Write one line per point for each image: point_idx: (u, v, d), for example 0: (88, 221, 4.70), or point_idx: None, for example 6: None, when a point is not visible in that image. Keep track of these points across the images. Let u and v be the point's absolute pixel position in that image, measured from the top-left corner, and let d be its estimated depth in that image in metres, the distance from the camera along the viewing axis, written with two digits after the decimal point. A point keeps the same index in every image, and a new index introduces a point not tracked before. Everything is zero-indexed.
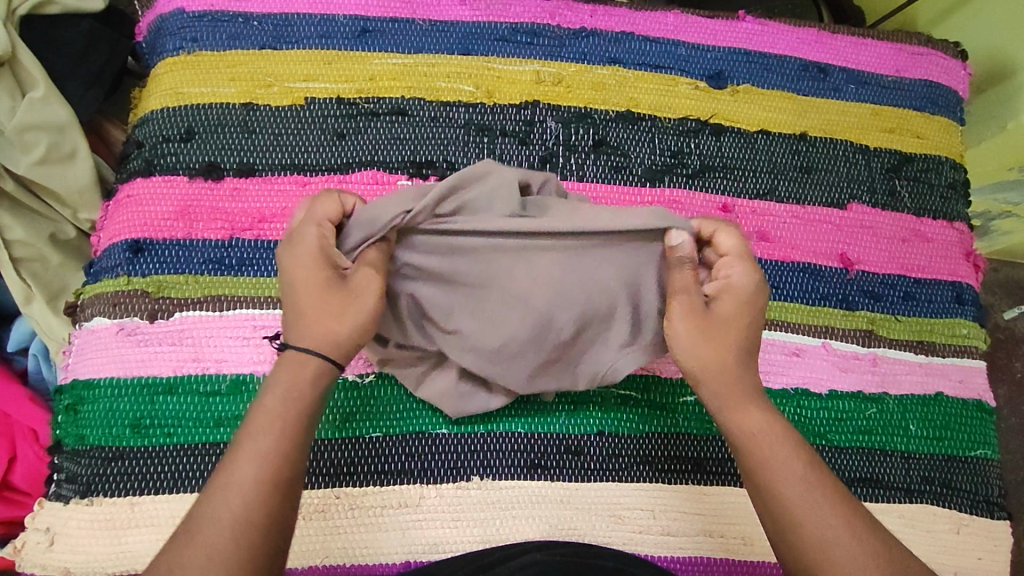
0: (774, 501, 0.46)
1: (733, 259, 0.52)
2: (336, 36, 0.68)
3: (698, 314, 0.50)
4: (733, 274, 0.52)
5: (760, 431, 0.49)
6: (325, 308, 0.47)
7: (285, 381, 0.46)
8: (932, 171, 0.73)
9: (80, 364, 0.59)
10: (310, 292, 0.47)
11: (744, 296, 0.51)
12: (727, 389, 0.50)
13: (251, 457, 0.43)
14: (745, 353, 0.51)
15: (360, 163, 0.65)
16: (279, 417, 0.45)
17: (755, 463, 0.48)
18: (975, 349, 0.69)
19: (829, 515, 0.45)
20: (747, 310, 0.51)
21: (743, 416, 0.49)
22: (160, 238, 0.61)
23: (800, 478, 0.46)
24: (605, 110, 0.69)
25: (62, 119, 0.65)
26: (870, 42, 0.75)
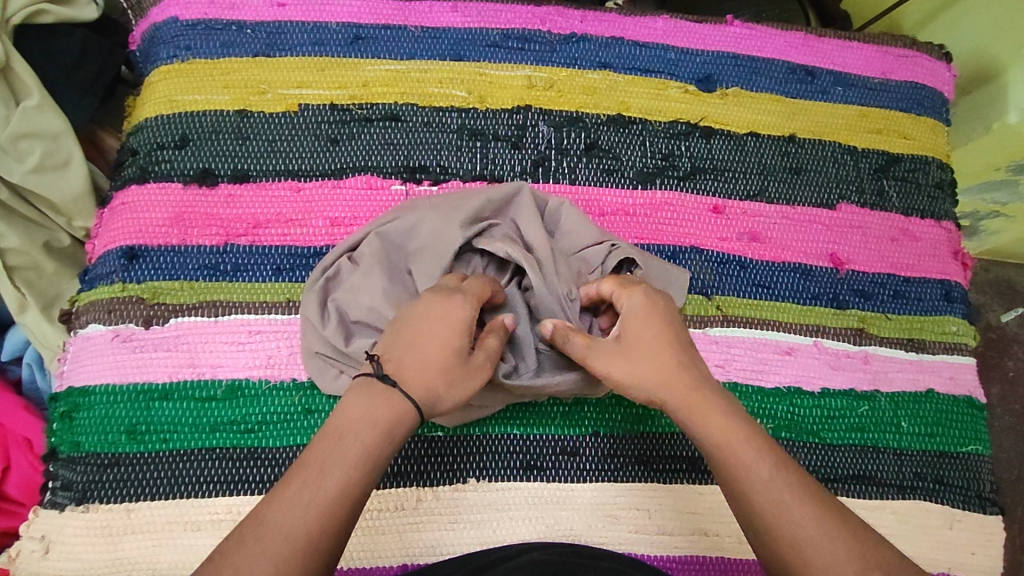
0: (750, 508, 0.45)
1: (618, 291, 0.55)
2: (329, 43, 0.68)
3: (640, 321, 0.52)
4: (654, 281, 0.54)
5: (726, 436, 0.47)
6: (448, 371, 0.48)
7: (377, 415, 0.45)
8: (920, 171, 0.74)
9: (75, 371, 0.59)
10: (439, 345, 0.48)
11: (670, 296, 0.54)
12: (684, 393, 0.49)
13: (337, 486, 0.43)
14: (682, 355, 0.51)
15: (354, 169, 0.65)
16: (367, 451, 0.44)
17: (723, 468, 0.47)
18: (964, 346, 0.70)
19: (798, 514, 0.44)
20: (672, 312, 0.53)
21: (707, 418, 0.48)
22: (155, 244, 0.61)
23: (770, 482, 0.45)
24: (596, 114, 0.70)
25: (56, 127, 0.66)
26: (856, 45, 0.77)
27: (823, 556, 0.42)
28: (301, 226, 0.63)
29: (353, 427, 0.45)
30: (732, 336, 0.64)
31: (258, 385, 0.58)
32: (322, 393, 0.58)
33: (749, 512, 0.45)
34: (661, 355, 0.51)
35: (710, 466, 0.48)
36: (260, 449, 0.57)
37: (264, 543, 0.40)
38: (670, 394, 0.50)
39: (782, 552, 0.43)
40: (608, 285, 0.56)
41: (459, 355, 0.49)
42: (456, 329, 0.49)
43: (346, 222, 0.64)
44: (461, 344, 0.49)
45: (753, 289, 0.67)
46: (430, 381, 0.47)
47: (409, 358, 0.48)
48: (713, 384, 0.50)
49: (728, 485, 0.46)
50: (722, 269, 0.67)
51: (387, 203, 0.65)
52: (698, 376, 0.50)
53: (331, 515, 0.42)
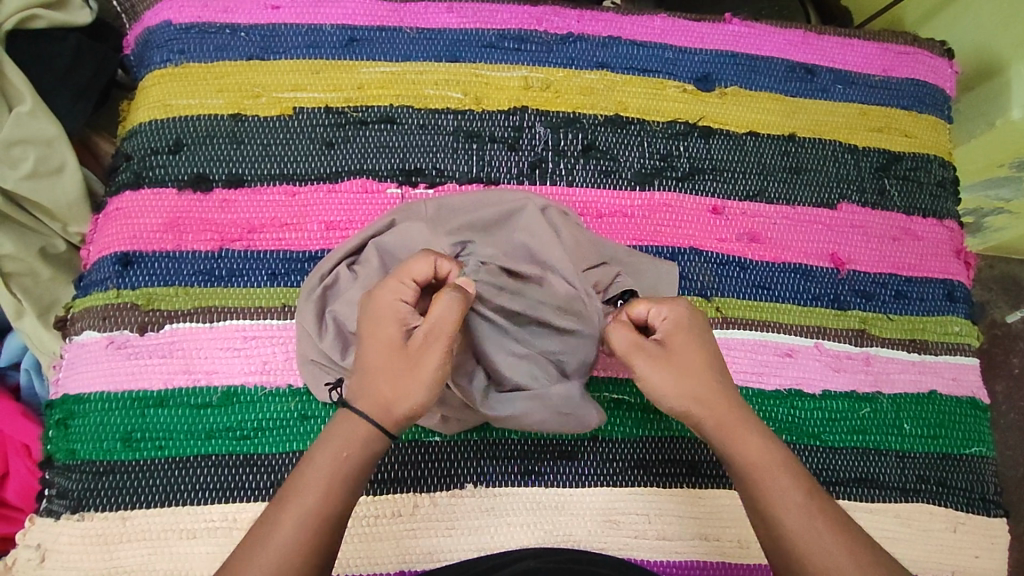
0: (776, 532, 0.46)
1: (654, 308, 0.52)
2: (324, 45, 0.68)
3: (656, 358, 0.50)
4: (667, 313, 0.52)
5: (761, 459, 0.48)
6: (384, 368, 0.47)
7: (329, 441, 0.46)
8: (922, 169, 0.73)
9: (70, 378, 0.59)
10: (374, 341, 0.47)
11: (684, 327, 0.51)
12: (725, 416, 0.50)
13: (294, 516, 0.43)
14: (721, 378, 0.51)
15: (349, 172, 0.65)
16: (323, 472, 0.45)
17: (760, 488, 0.47)
18: (968, 347, 0.69)
19: (828, 539, 0.45)
20: (697, 340, 0.51)
21: (745, 438, 0.49)
22: (149, 250, 0.61)
23: (801, 507, 0.46)
24: (593, 115, 0.69)
25: (50, 133, 0.65)
26: (857, 42, 0.76)
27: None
28: (296, 230, 0.63)
29: (312, 454, 0.46)
30: (733, 338, 0.64)
31: (253, 391, 0.58)
32: (317, 400, 0.58)
33: (779, 540, 0.46)
34: (703, 370, 0.50)
35: (741, 487, 0.48)
36: (257, 455, 0.57)
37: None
38: (710, 415, 0.49)
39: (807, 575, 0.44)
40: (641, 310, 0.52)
41: (392, 351, 0.47)
42: (382, 320, 0.48)
43: (342, 225, 0.63)
44: (392, 335, 0.47)
45: (753, 290, 0.66)
46: (370, 384, 0.47)
47: (359, 379, 0.47)
48: (749, 408, 0.51)
49: (759, 504, 0.47)
50: (721, 270, 0.66)
51: (383, 207, 0.64)
52: (738, 398, 0.51)
53: (294, 545, 0.43)
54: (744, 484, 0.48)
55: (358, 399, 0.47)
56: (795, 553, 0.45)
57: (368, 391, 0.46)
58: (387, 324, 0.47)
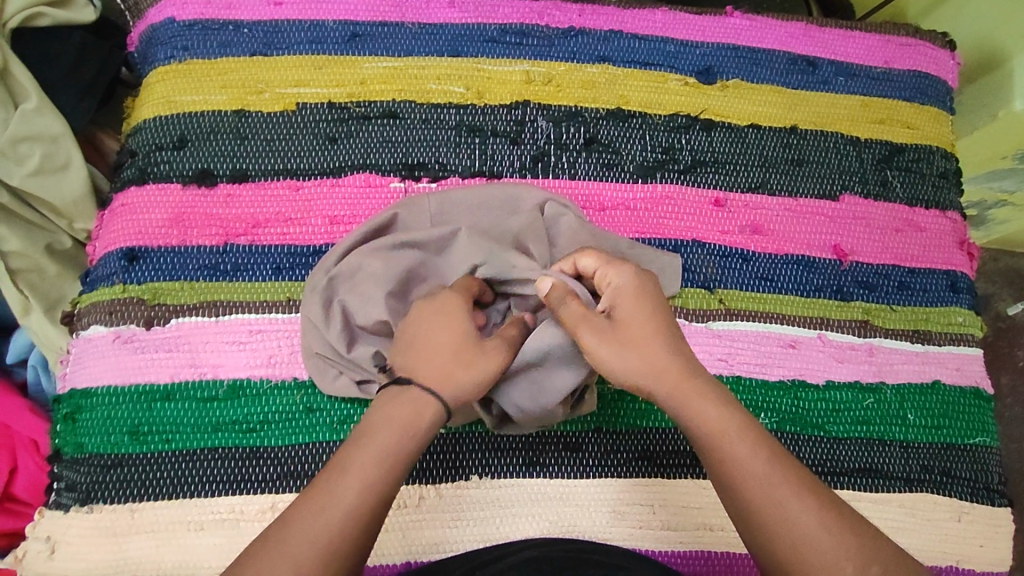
0: (740, 500, 0.46)
1: (602, 269, 0.53)
2: (326, 41, 0.68)
3: (604, 331, 0.49)
4: (612, 279, 0.52)
5: (720, 423, 0.47)
6: (451, 350, 0.48)
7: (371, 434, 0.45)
8: (924, 160, 0.73)
9: (77, 372, 0.59)
10: (442, 331, 0.49)
11: (628, 292, 0.51)
12: (678, 384, 0.48)
13: (358, 487, 0.43)
14: (673, 347, 0.50)
15: (352, 167, 0.65)
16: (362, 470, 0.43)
17: (719, 458, 0.47)
18: (971, 337, 0.69)
19: (800, 512, 0.44)
20: (638, 305, 0.51)
21: (702, 405, 0.48)
22: (154, 245, 0.62)
23: (764, 473, 0.45)
24: (595, 108, 0.69)
25: (55, 130, 0.66)
26: (859, 34, 0.76)
27: (804, 543, 0.43)
28: (300, 225, 0.63)
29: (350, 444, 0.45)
30: (736, 329, 0.64)
31: (259, 384, 0.58)
32: (323, 393, 0.58)
33: (745, 507, 0.46)
34: (647, 337, 0.49)
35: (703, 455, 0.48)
36: (263, 448, 0.57)
37: (284, 545, 0.41)
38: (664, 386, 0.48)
39: (786, 551, 0.43)
40: (588, 264, 0.54)
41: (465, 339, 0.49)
42: (451, 316, 0.50)
43: (346, 219, 0.63)
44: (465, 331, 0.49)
45: (756, 282, 0.66)
46: (435, 365, 0.47)
47: (426, 358, 0.48)
48: (704, 373, 0.50)
49: (729, 480, 0.46)
50: (724, 262, 0.66)
51: (387, 201, 0.64)
52: (691, 362, 0.50)
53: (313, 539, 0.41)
54: (708, 454, 0.47)
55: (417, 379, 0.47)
56: (770, 526, 0.44)
57: (436, 375, 0.47)
58: (454, 319, 0.50)
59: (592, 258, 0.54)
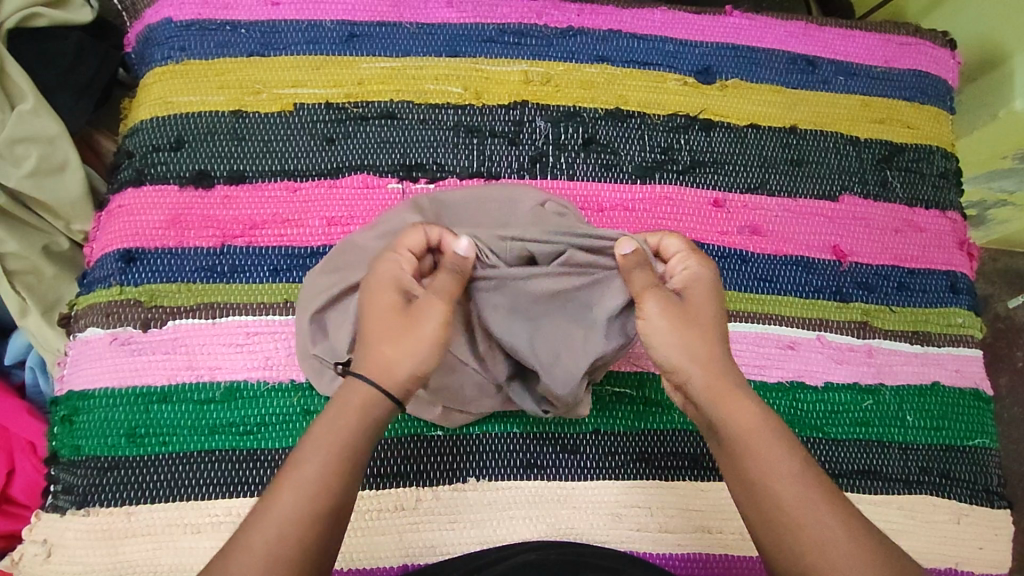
0: (770, 505, 0.46)
1: (681, 256, 0.52)
2: (324, 41, 0.68)
3: (673, 309, 0.49)
4: (689, 267, 0.52)
5: (754, 425, 0.48)
6: (385, 332, 0.47)
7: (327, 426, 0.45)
8: (924, 160, 0.73)
9: (74, 375, 0.59)
10: (374, 312, 0.47)
11: (702, 284, 0.51)
12: (717, 381, 0.49)
13: (318, 460, 0.43)
14: (719, 345, 0.50)
15: (349, 168, 0.65)
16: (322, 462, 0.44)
17: (754, 461, 0.47)
18: (970, 338, 0.69)
19: (826, 515, 0.45)
20: (706, 298, 0.51)
21: (739, 405, 0.48)
22: (151, 247, 0.61)
23: (795, 474, 0.46)
24: (594, 108, 0.69)
25: (52, 131, 0.65)
26: (859, 33, 0.75)
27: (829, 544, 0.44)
28: (297, 226, 0.63)
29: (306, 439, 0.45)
30: (735, 330, 0.64)
31: (256, 386, 0.58)
32: (320, 395, 0.58)
33: (775, 511, 0.46)
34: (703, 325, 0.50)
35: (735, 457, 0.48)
36: (261, 450, 0.57)
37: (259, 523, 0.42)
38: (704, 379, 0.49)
39: (807, 551, 0.44)
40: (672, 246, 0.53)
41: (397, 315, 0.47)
42: (393, 302, 0.47)
43: (344, 221, 0.63)
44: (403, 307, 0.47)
45: (755, 283, 0.66)
46: (371, 350, 0.47)
47: (368, 346, 0.47)
48: (741, 376, 0.50)
49: (756, 479, 0.46)
50: (722, 263, 0.66)
51: (385, 203, 0.64)
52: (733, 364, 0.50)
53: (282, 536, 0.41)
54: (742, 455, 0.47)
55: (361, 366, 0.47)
56: (788, 524, 0.45)
57: (372, 362, 0.46)
58: (385, 291, 0.48)
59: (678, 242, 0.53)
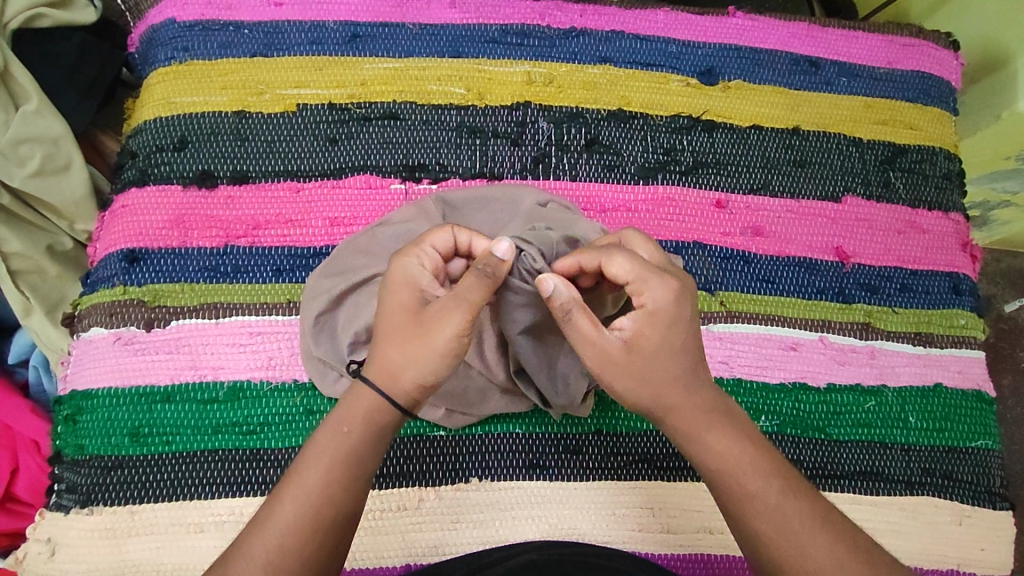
0: (752, 536, 0.46)
1: (635, 282, 0.45)
2: (327, 42, 0.68)
3: (612, 356, 0.45)
4: (646, 297, 0.45)
5: (734, 457, 0.47)
6: (397, 337, 0.45)
7: (327, 435, 0.45)
8: (926, 162, 0.72)
9: (77, 374, 0.59)
10: (390, 314, 0.46)
11: (655, 322, 0.46)
12: (691, 416, 0.47)
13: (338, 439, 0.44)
14: (690, 381, 0.47)
15: (352, 168, 0.65)
16: (321, 471, 0.43)
17: (731, 492, 0.46)
18: (973, 340, 0.69)
19: (810, 543, 0.45)
20: (668, 331, 0.46)
21: (712, 439, 0.47)
22: (155, 247, 0.62)
23: (777, 507, 0.45)
24: (596, 109, 0.69)
25: (56, 131, 0.66)
26: (861, 34, 0.75)
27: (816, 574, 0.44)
28: (301, 227, 0.63)
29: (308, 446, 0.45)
30: (737, 331, 0.64)
31: (259, 386, 0.58)
32: (323, 395, 0.58)
33: (757, 543, 0.46)
34: (666, 369, 0.46)
35: (716, 489, 0.47)
36: (263, 450, 0.57)
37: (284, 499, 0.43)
38: (674, 418, 0.47)
39: None
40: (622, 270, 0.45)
41: (411, 319, 0.45)
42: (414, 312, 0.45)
43: (346, 221, 0.63)
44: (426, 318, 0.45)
45: (758, 284, 0.66)
46: (379, 352, 0.46)
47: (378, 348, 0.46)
48: (720, 404, 0.48)
49: (733, 510, 0.46)
50: (725, 264, 0.66)
51: (388, 203, 0.64)
52: (709, 398, 0.48)
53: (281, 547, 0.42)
54: (721, 488, 0.47)
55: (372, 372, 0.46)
56: (772, 557, 0.45)
57: (382, 367, 0.45)
58: (401, 290, 0.46)
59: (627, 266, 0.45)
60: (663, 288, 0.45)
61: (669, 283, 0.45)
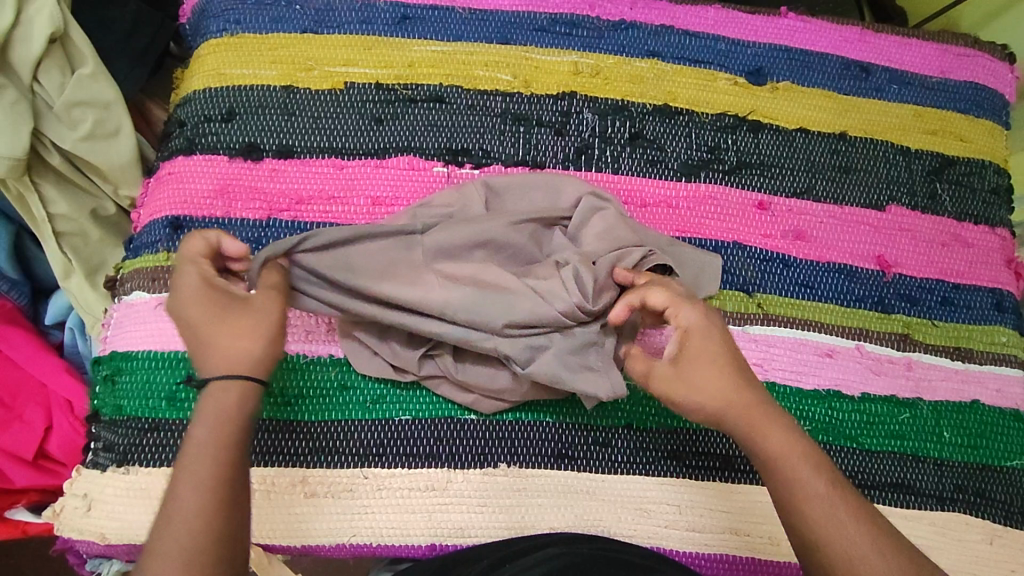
0: (799, 524, 0.46)
1: (673, 307, 0.51)
2: (376, 22, 0.68)
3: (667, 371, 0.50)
4: (685, 318, 0.51)
5: (784, 449, 0.47)
6: (227, 327, 0.46)
7: (226, 423, 0.44)
8: (975, 175, 0.71)
9: (118, 336, 0.60)
10: (204, 316, 0.46)
11: (701, 333, 0.50)
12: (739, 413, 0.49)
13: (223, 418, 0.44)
14: (739, 376, 0.50)
15: (396, 149, 0.65)
16: (219, 462, 0.43)
17: (782, 482, 0.47)
18: (1013, 358, 0.67)
19: (850, 531, 0.44)
20: (712, 343, 0.50)
21: (768, 432, 0.48)
22: (199, 216, 0.62)
23: (826, 497, 0.46)
24: (642, 103, 0.68)
25: (108, 97, 0.66)
26: (915, 42, 0.74)
27: (858, 561, 0.44)
28: (342, 204, 0.63)
29: (189, 443, 0.43)
30: (773, 335, 0.63)
31: (295, 360, 0.58)
32: (357, 371, 0.58)
33: (803, 533, 0.46)
34: (719, 371, 0.50)
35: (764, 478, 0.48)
36: (296, 422, 0.57)
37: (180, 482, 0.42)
38: (734, 414, 0.49)
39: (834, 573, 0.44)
40: (659, 300, 0.52)
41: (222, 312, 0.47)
42: (199, 295, 0.47)
43: (388, 201, 0.64)
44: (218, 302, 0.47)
45: (797, 288, 0.65)
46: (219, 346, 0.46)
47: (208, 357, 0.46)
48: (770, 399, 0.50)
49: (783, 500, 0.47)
50: (765, 266, 0.65)
51: (430, 185, 0.64)
52: (757, 393, 0.49)
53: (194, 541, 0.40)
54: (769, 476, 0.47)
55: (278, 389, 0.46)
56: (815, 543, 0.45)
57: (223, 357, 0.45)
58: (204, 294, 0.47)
59: (662, 295, 0.52)
60: (694, 314, 0.51)
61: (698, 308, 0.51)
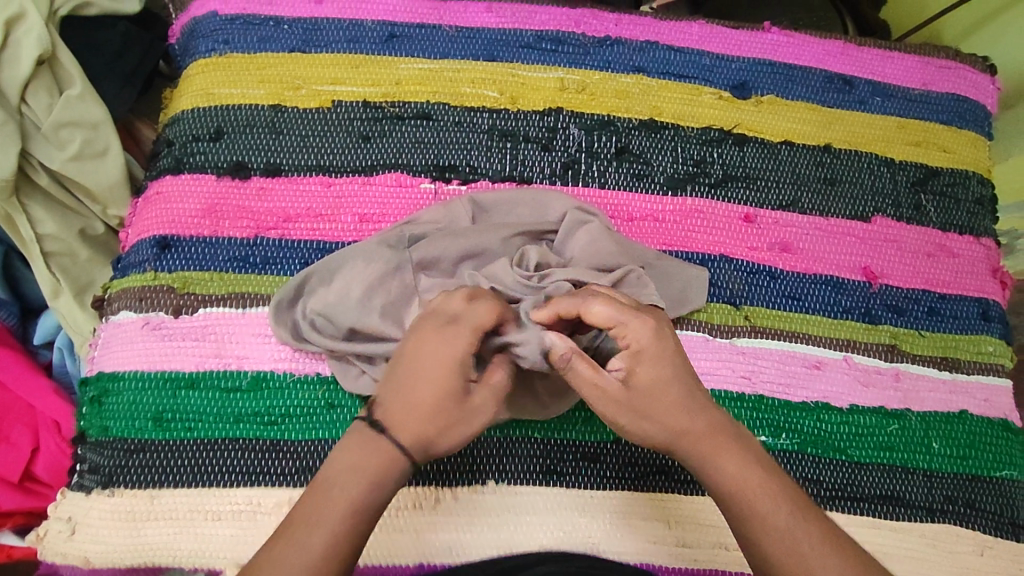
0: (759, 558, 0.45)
1: (618, 321, 0.48)
2: (364, 40, 0.69)
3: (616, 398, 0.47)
4: (631, 337, 0.48)
5: (740, 482, 0.46)
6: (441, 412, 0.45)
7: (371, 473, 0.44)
8: (959, 186, 0.72)
9: (105, 357, 0.60)
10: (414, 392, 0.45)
11: (651, 356, 0.48)
12: (696, 443, 0.48)
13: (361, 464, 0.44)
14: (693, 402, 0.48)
15: (384, 166, 0.65)
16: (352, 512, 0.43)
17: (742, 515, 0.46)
18: (1000, 368, 0.68)
19: (819, 562, 0.44)
20: (662, 366, 0.48)
21: (721, 462, 0.47)
22: (186, 235, 0.62)
23: (789, 529, 0.45)
24: (628, 118, 0.69)
25: (96, 117, 0.66)
26: (897, 55, 0.75)
27: None
28: (330, 221, 0.63)
29: (336, 487, 0.43)
30: (760, 347, 0.63)
31: (282, 378, 0.59)
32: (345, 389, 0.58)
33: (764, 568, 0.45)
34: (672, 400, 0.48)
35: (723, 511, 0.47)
36: (283, 441, 0.57)
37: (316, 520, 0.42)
38: (686, 444, 0.48)
39: None
40: (601, 312, 0.48)
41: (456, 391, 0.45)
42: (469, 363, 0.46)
43: (375, 218, 0.64)
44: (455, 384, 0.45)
45: (784, 300, 0.65)
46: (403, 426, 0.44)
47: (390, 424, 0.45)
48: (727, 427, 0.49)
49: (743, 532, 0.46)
50: (751, 279, 0.66)
51: (417, 201, 0.65)
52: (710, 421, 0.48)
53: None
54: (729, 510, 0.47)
55: (395, 432, 0.44)
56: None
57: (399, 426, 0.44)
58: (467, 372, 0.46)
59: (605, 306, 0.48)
60: (642, 328, 0.48)
61: (646, 322, 0.48)
